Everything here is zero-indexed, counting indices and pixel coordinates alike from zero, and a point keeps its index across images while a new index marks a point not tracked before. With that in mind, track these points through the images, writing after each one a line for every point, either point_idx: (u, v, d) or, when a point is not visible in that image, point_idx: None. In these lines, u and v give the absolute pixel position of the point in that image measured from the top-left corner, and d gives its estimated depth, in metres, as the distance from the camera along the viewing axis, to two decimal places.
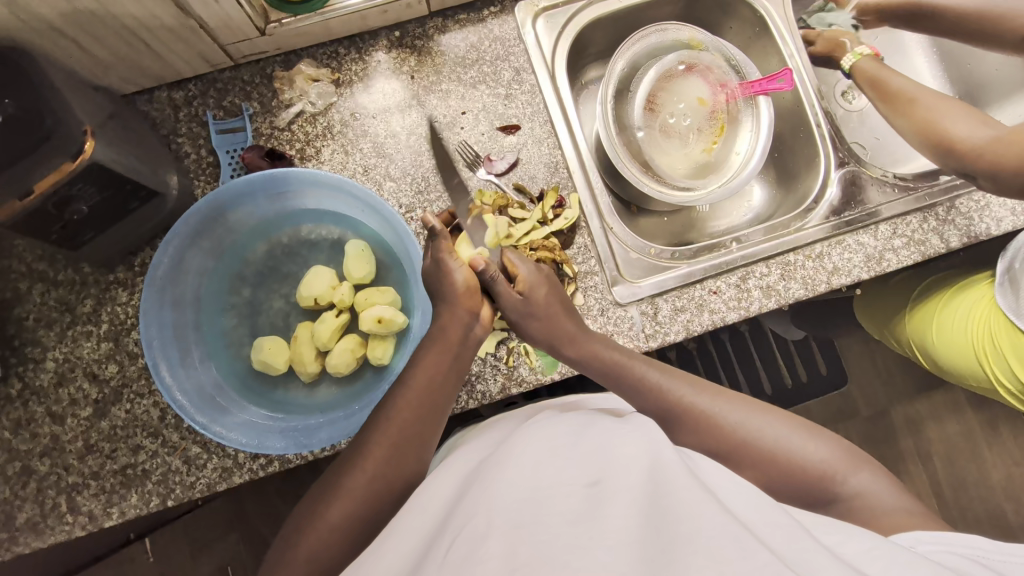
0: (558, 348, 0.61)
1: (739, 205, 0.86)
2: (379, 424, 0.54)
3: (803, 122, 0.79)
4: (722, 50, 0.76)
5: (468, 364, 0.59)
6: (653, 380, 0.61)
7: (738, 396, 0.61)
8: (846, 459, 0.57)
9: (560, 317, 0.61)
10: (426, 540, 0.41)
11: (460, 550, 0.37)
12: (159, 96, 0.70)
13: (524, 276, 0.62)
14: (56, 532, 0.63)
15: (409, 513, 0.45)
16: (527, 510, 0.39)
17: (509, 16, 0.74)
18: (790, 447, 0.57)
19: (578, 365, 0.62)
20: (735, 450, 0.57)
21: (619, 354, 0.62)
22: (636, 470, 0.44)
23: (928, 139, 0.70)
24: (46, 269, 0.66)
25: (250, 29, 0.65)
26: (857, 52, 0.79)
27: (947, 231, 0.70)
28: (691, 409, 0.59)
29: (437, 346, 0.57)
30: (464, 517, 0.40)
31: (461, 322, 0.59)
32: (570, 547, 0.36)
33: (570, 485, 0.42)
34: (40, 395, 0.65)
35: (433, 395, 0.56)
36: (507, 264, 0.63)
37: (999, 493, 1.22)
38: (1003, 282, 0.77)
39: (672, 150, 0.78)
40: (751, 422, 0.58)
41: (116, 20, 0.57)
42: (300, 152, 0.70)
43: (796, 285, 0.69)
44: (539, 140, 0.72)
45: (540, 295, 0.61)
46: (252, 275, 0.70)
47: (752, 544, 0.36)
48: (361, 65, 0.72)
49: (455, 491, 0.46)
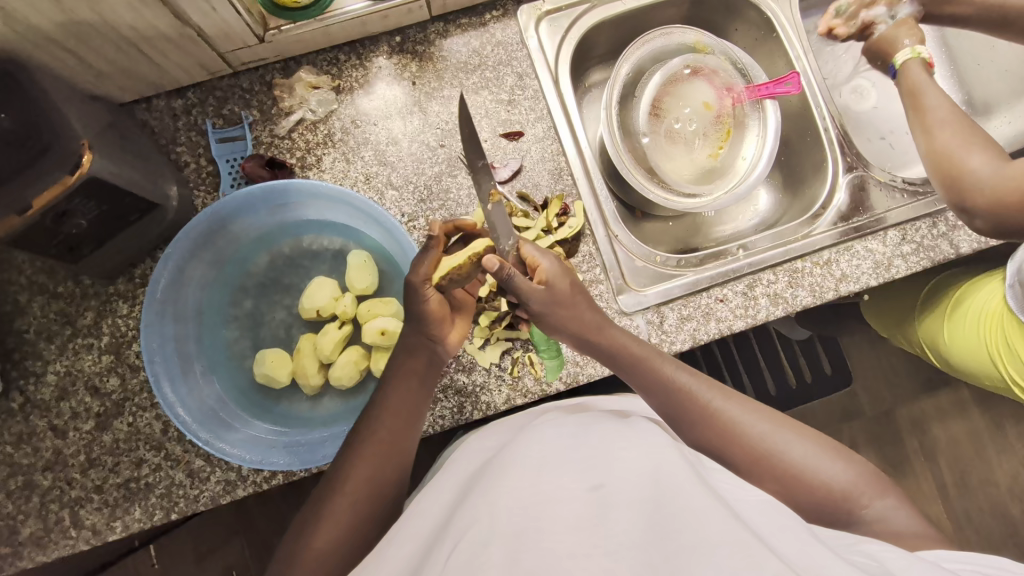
0: (586, 339, 0.59)
1: (746, 209, 0.85)
2: (358, 444, 0.54)
3: (810, 126, 0.77)
4: (727, 53, 0.75)
5: (434, 367, 0.57)
6: (680, 379, 0.59)
7: (765, 409, 0.60)
8: (872, 482, 0.56)
9: (581, 305, 0.59)
10: (429, 545, 0.40)
11: (461, 556, 0.36)
12: (158, 104, 0.69)
13: (546, 268, 0.58)
14: (59, 547, 0.63)
15: (411, 519, 0.45)
16: (529, 516, 0.38)
17: (512, 20, 0.72)
18: (815, 465, 0.56)
19: (604, 356, 0.60)
20: (759, 460, 0.56)
21: (645, 351, 0.60)
22: (639, 473, 0.43)
23: (943, 163, 0.66)
24: (46, 282, 0.66)
25: (249, 36, 0.64)
26: (914, 50, 0.70)
27: (958, 236, 0.69)
28: (717, 416, 0.58)
29: (405, 365, 0.56)
30: (465, 523, 0.39)
31: (427, 348, 0.57)
32: (571, 551, 0.36)
33: (572, 489, 0.41)
34: (41, 409, 0.64)
35: (407, 407, 0.55)
36: (525, 256, 0.58)
37: (1006, 493, 1.21)
38: (1008, 276, 0.75)
39: (678, 156, 0.77)
40: (776, 436, 0.57)
41: (113, 30, 0.56)
42: (300, 160, 0.69)
43: (803, 292, 0.68)
44: (542, 144, 0.71)
45: (564, 287, 0.58)
46: (254, 287, 0.69)
47: (760, 553, 0.35)
48: (361, 71, 0.71)
49: (455, 496, 0.46)
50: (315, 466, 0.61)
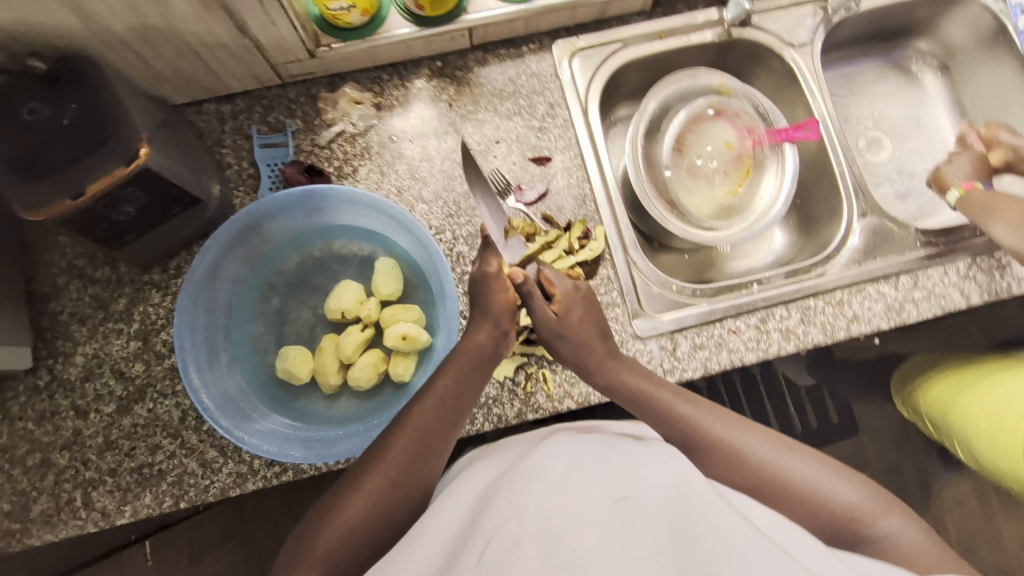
0: (588, 371, 0.61)
1: (761, 247, 0.87)
2: (401, 424, 0.54)
3: (827, 171, 0.80)
4: (750, 97, 0.78)
5: (487, 372, 0.58)
6: (684, 409, 0.59)
7: (767, 432, 0.60)
8: (875, 501, 0.56)
9: (590, 339, 0.61)
10: (456, 546, 0.41)
11: (493, 554, 0.38)
12: (208, 108, 0.73)
13: (561, 295, 0.62)
14: (68, 526, 0.64)
15: (430, 516, 0.45)
16: (559, 519, 0.39)
17: (547, 53, 0.77)
18: (818, 485, 0.56)
19: (609, 391, 0.61)
20: (764, 483, 0.55)
21: (645, 383, 0.60)
22: (664, 485, 0.43)
23: None
24: (85, 266, 0.69)
25: (301, 51, 0.68)
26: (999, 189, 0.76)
27: (970, 286, 0.72)
28: (720, 444, 0.57)
29: (462, 357, 0.57)
30: (493, 524, 0.40)
31: (494, 339, 0.58)
32: (605, 558, 0.37)
33: (599, 500, 0.41)
34: (66, 388, 0.66)
35: (454, 408, 0.56)
36: (545, 280, 0.63)
37: (1012, 556, 1.19)
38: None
39: (699, 190, 0.80)
40: (780, 458, 0.57)
41: (179, 36, 0.60)
42: (337, 169, 0.73)
43: (815, 329, 0.70)
44: (569, 172, 0.74)
45: (574, 317, 0.61)
46: (284, 285, 0.71)
47: (787, 565, 0.37)
48: (402, 91, 0.75)
49: (477, 495, 0.46)
50: (329, 463, 0.62)
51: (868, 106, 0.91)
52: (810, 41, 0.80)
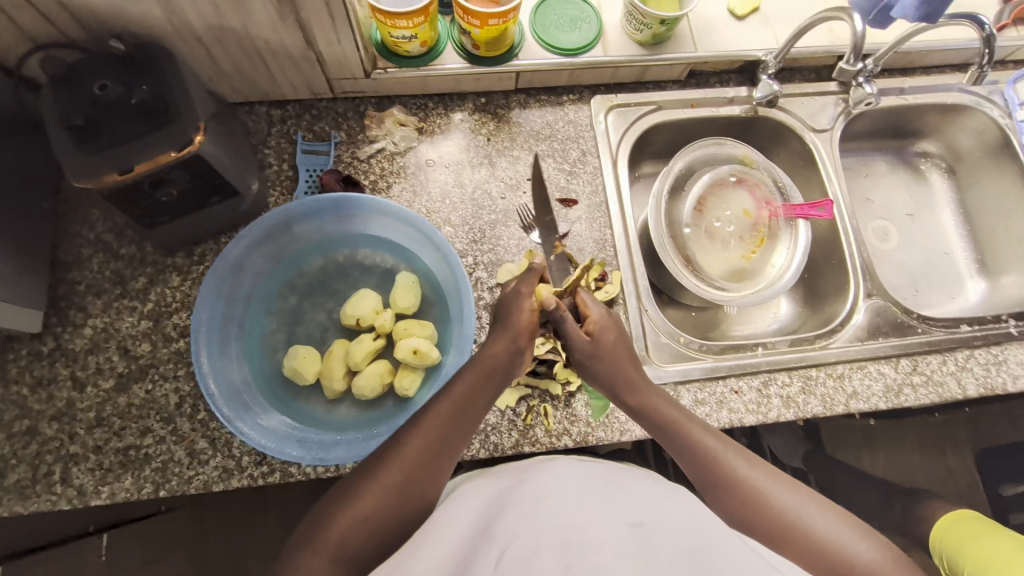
0: (618, 394, 0.60)
1: (765, 315, 0.89)
2: (418, 425, 0.53)
3: (836, 250, 0.83)
4: (770, 170, 0.82)
5: (506, 381, 0.57)
6: (711, 445, 0.59)
7: (792, 479, 0.58)
8: (898, 566, 0.53)
9: (621, 356, 0.60)
10: (466, 556, 0.40)
11: (510, 562, 0.37)
12: (259, 110, 0.77)
13: (596, 318, 0.60)
14: (40, 501, 0.62)
15: (439, 530, 0.45)
16: (573, 538, 0.39)
17: (586, 105, 0.82)
18: (838, 539, 0.54)
19: (636, 413, 0.60)
20: (782, 530, 0.55)
21: (677, 414, 0.60)
22: (676, 518, 0.43)
23: None
24: (112, 241, 0.70)
25: (358, 70, 0.72)
26: None
27: (966, 378, 0.74)
28: (740, 484, 0.57)
29: (483, 363, 0.55)
30: (507, 536, 0.40)
31: (510, 354, 0.56)
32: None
33: (613, 523, 0.41)
34: (69, 358, 0.66)
35: (472, 415, 0.55)
36: (580, 303, 0.62)
37: None
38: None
39: (714, 251, 0.83)
40: (801, 507, 0.55)
41: (250, 40, 0.64)
42: (372, 183, 0.75)
43: (815, 400, 0.71)
44: (592, 216, 0.77)
45: (609, 338, 0.60)
46: (303, 285, 0.72)
47: None
48: (444, 120, 0.79)
49: (486, 508, 0.46)
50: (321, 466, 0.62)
51: (878, 196, 0.96)
52: (831, 128, 0.86)
